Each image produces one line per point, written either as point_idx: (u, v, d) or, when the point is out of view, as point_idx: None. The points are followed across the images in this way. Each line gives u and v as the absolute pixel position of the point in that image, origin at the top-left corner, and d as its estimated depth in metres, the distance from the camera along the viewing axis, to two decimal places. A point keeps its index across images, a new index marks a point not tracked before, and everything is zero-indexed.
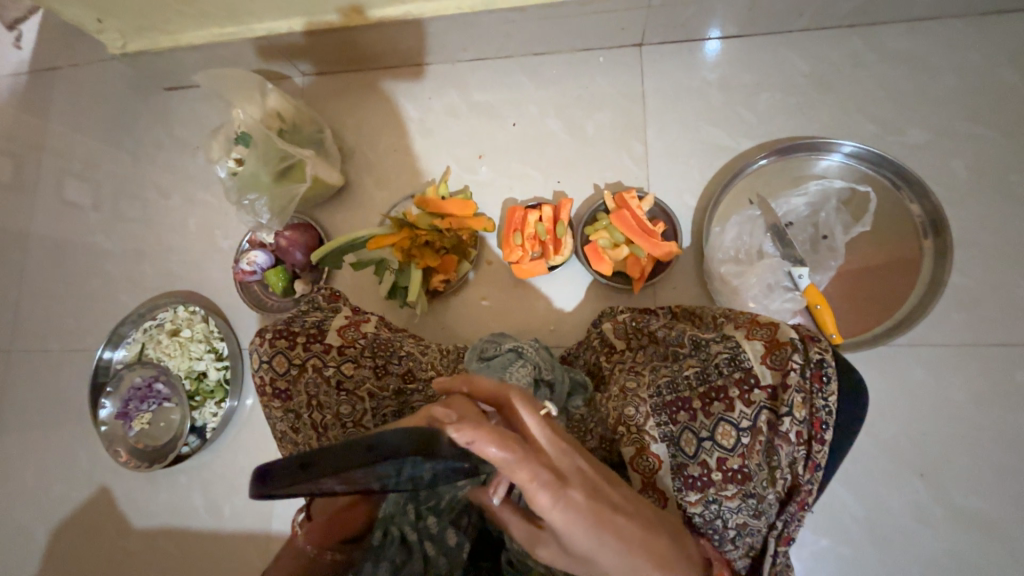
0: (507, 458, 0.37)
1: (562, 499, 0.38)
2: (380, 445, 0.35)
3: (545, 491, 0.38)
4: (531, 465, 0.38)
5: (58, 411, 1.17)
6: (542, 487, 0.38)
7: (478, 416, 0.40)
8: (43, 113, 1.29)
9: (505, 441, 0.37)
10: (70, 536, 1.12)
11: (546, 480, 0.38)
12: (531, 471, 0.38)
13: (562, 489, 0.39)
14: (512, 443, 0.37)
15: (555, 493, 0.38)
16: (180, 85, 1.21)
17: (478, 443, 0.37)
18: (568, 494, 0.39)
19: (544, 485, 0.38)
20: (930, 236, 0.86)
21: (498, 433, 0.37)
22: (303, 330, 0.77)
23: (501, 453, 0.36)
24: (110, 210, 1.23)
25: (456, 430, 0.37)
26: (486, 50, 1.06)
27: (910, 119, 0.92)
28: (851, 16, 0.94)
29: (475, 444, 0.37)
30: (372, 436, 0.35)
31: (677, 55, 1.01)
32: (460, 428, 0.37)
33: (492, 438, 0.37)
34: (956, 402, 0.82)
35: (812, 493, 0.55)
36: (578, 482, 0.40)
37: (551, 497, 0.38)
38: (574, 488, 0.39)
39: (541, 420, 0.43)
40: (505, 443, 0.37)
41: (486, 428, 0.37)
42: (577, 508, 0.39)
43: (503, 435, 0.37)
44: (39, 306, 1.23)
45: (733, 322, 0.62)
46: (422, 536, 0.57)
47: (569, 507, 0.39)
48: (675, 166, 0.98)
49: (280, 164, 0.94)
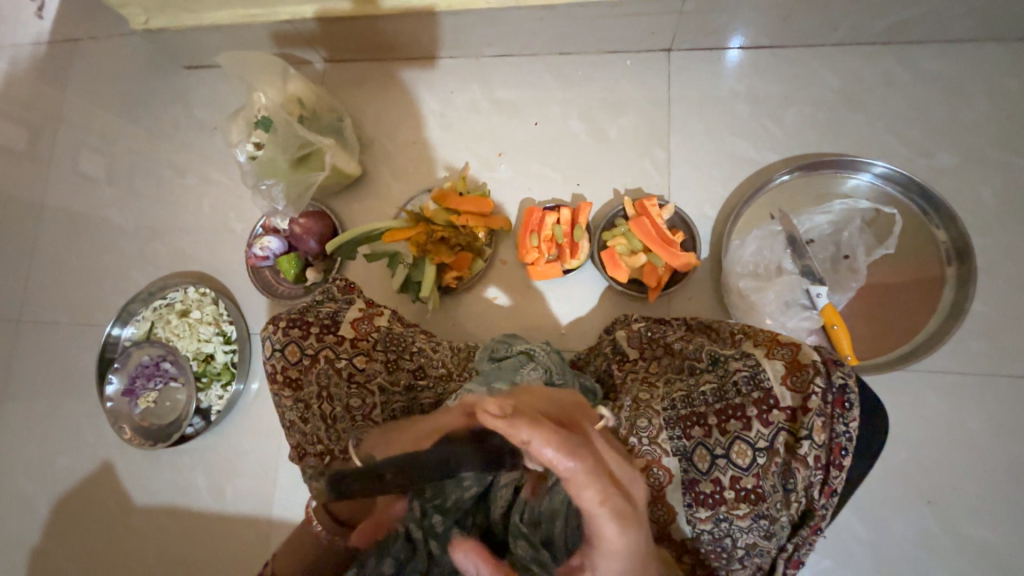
0: (559, 460, 0.44)
1: (621, 529, 0.44)
2: None
3: (607, 515, 0.44)
4: (597, 487, 0.44)
5: (66, 383, 1.17)
6: (605, 510, 0.44)
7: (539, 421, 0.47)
8: (62, 84, 1.28)
9: (575, 455, 0.44)
10: (71, 509, 1.12)
11: (614, 505, 0.45)
12: (598, 491, 0.44)
13: (622, 520, 0.45)
14: (579, 458, 0.44)
15: (619, 522, 0.45)
16: (201, 64, 1.20)
17: (554, 453, 0.44)
18: (627, 526, 0.45)
19: (607, 510, 0.44)
20: (953, 262, 0.85)
21: (569, 447, 0.44)
22: (317, 320, 0.77)
23: (553, 455, 0.43)
24: (125, 186, 1.23)
25: (521, 431, 0.44)
26: (513, 46, 1.04)
27: (939, 141, 0.91)
28: (886, 34, 0.92)
29: (544, 451, 0.44)
30: None
31: (705, 63, 1.00)
32: (530, 432, 0.44)
33: (562, 450, 0.44)
34: (967, 431, 0.81)
35: (825, 517, 0.56)
36: (633, 515, 0.47)
37: (612, 524, 0.44)
38: (632, 519, 0.45)
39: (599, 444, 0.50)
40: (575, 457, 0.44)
41: (544, 433, 0.44)
42: (629, 541, 0.45)
43: (572, 450, 0.45)
44: (50, 278, 1.23)
45: (752, 340, 0.61)
46: (427, 534, 0.54)
47: (625, 540, 0.45)
48: (697, 175, 0.97)
49: (299, 151, 0.93)
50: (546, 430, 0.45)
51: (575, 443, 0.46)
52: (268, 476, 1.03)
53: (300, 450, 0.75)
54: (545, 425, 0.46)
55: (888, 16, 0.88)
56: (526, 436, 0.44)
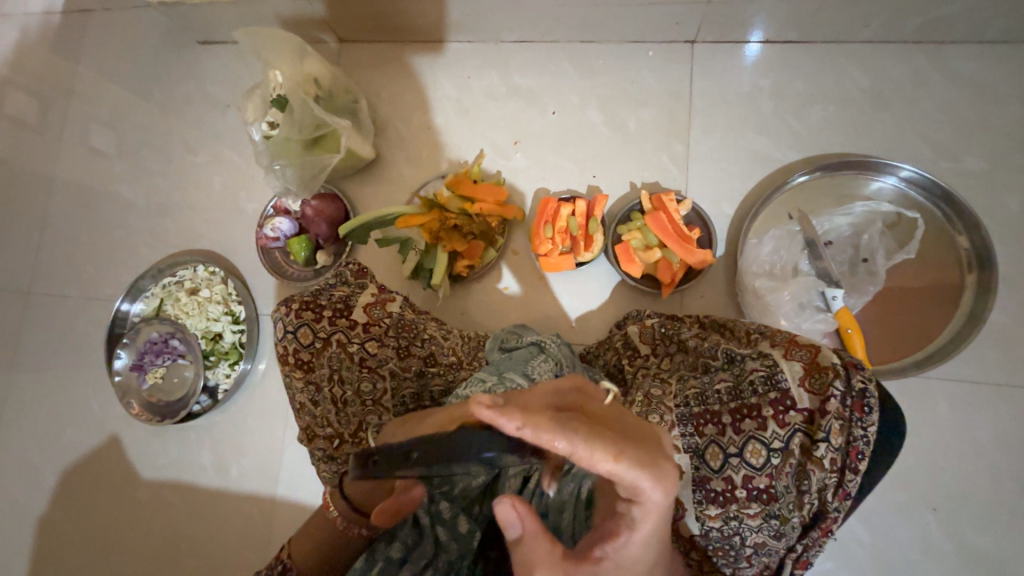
0: (554, 442, 0.36)
1: (653, 478, 0.38)
2: (417, 452, 0.38)
3: (632, 471, 0.38)
4: (607, 447, 0.37)
5: (74, 356, 1.18)
6: (627, 468, 0.37)
7: (521, 403, 0.39)
8: (73, 56, 1.27)
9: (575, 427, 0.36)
10: (78, 480, 1.14)
11: (633, 458, 0.38)
12: (611, 453, 0.37)
13: (651, 467, 0.38)
14: (576, 429, 0.37)
15: (647, 471, 0.38)
16: (214, 40, 1.18)
17: (547, 438, 0.36)
18: (658, 471, 0.39)
19: (630, 465, 0.38)
20: (974, 270, 0.83)
21: (563, 423, 0.37)
22: (330, 304, 0.76)
23: (542, 438, 0.36)
24: (136, 161, 1.22)
25: (504, 417, 0.36)
26: (533, 32, 1.02)
27: (967, 145, 0.89)
28: (918, 32, 0.90)
29: (537, 438, 0.36)
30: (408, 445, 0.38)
31: (729, 57, 0.98)
32: (518, 418, 0.36)
33: (556, 429, 0.36)
34: (978, 440, 0.81)
35: (836, 519, 0.56)
36: (663, 459, 0.40)
37: (642, 475, 0.38)
38: (663, 464, 0.39)
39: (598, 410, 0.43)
40: (572, 427, 0.36)
41: (528, 413, 0.36)
42: (668, 484, 0.40)
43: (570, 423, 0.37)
44: (59, 251, 1.23)
45: (769, 340, 0.61)
46: (434, 520, 0.60)
47: (661, 486, 0.39)
48: (716, 171, 0.95)
49: (314, 132, 0.92)
50: (536, 411, 0.37)
51: (570, 416, 0.38)
52: (273, 456, 1.04)
53: (309, 432, 0.76)
54: (530, 406, 0.38)
55: (922, 14, 0.86)
56: (515, 422, 0.36)
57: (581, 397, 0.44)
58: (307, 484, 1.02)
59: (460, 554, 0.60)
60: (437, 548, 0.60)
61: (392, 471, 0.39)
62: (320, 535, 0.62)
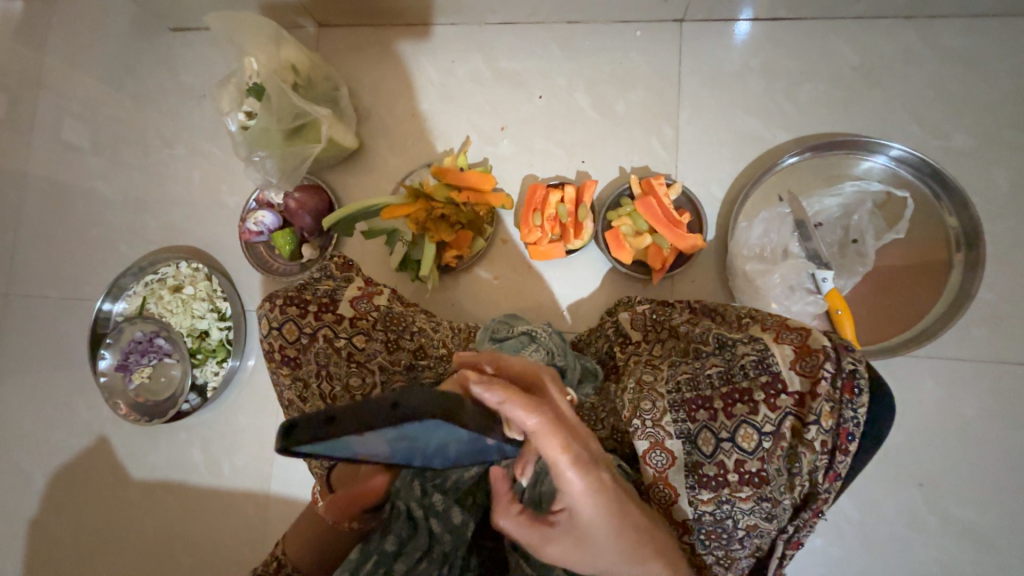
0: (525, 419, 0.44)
1: (581, 472, 0.47)
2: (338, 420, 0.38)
3: (569, 461, 0.46)
4: (563, 440, 0.46)
5: (57, 357, 1.15)
6: (564, 456, 0.46)
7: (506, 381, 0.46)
8: (36, 44, 1.20)
9: (539, 411, 0.44)
10: (69, 482, 1.12)
11: (574, 452, 0.47)
12: (559, 442, 0.46)
13: (581, 463, 0.47)
14: (543, 412, 0.45)
15: (580, 466, 0.47)
16: (188, 26, 1.14)
17: (517, 412, 0.44)
18: (586, 469, 0.48)
19: (569, 455, 0.46)
20: (961, 248, 0.84)
21: (534, 403, 0.45)
22: (315, 298, 0.75)
23: (520, 413, 0.44)
24: (111, 155, 1.18)
25: (489, 391, 0.43)
26: (517, 13, 0.99)
27: (957, 122, 0.88)
28: (909, 6, 0.88)
29: (511, 410, 0.44)
30: (328, 410, 0.39)
31: (718, 35, 0.95)
32: (502, 393, 0.44)
33: (525, 407, 0.44)
34: (964, 416, 0.82)
35: (827, 501, 0.56)
36: (592, 458, 0.49)
37: (572, 468, 0.47)
38: (590, 463, 0.48)
39: (567, 403, 0.50)
40: (538, 415, 0.44)
41: (511, 391, 0.44)
42: (593, 481, 0.48)
43: (537, 404, 0.45)
44: (36, 250, 1.19)
45: (761, 323, 0.60)
46: (428, 512, 0.60)
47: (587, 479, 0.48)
48: (706, 154, 0.94)
49: (293, 121, 0.89)
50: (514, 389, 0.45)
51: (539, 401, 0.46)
52: (265, 453, 1.03)
53: None
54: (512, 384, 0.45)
55: None
56: (496, 396, 0.43)
57: (552, 385, 0.50)
58: (301, 480, 1.01)
59: (456, 545, 0.60)
60: (431, 540, 0.60)
61: (312, 439, 0.39)
62: (307, 527, 0.60)
